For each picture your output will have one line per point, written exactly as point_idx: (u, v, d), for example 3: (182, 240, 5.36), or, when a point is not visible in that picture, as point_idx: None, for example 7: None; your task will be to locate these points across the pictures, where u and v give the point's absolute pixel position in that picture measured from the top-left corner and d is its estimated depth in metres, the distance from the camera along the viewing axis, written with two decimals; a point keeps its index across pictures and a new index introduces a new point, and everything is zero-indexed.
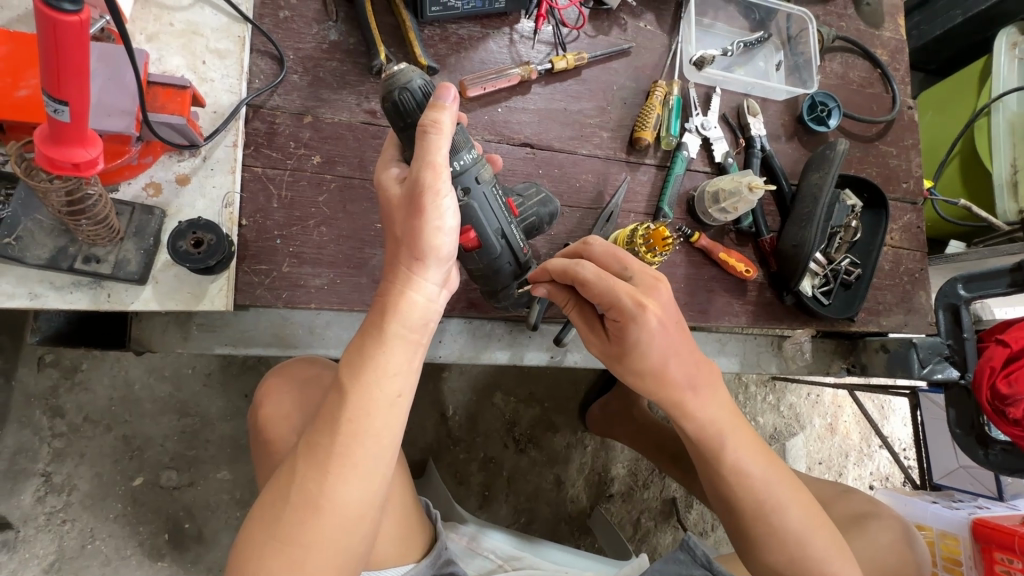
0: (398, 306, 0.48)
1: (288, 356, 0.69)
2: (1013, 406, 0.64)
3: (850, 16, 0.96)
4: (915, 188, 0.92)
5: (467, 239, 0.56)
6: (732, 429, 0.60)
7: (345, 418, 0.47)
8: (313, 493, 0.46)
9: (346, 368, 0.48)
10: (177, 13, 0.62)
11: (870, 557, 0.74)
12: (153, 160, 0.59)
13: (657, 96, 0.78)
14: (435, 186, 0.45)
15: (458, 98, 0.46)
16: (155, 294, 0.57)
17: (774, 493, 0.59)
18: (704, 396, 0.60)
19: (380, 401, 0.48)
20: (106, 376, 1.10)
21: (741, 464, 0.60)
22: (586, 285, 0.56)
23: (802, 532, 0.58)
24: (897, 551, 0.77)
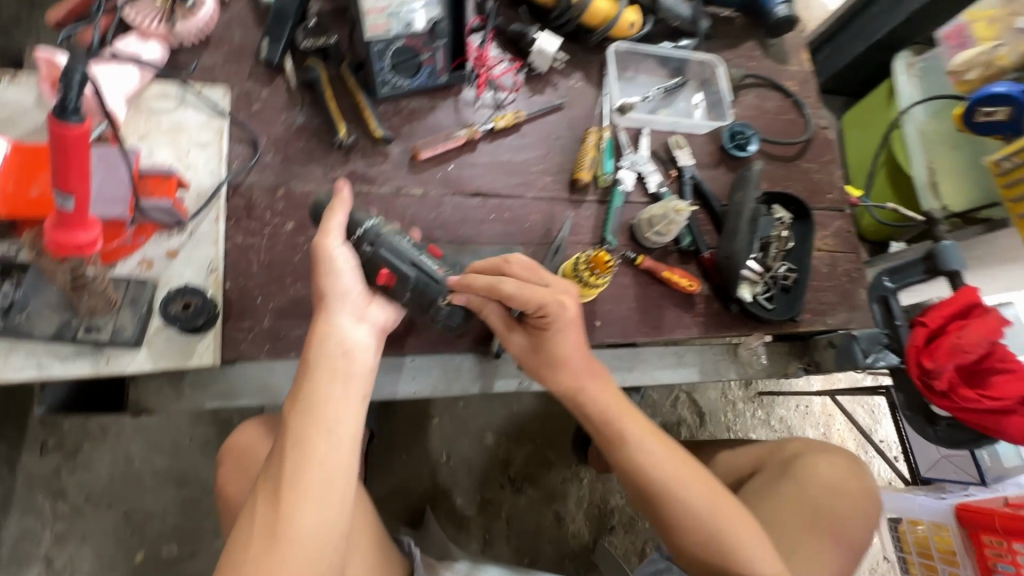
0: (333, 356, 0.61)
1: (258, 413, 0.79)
2: (937, 378, 0.70)
3: (759, 56, 1.07)
4: (840, 197, 1.02)
5: (381, 278, 0.64)
6: (628, 415, 0.71)
7: (289, 452, 0.57)
8: (268, 523, 0.55)
9: (289, 411, 0.59)
10: (165, 115, 0.73)
11: (796, 494, 0.82)
12: (146, 240, 0.67)
13: (590, 141, 0.89)
14: (327, 242, 0.63)
15: (351, 185, 0.66)
16: (150, 355, 0.64)
17: (677, 472, 0.68)
18: (594, 389, 0.71)
19: (317, 431, 0.58)
20: (107, 455, 1.15)
21: (642, 446, 0.69)
22: (516, 298, 0.66)
23: (705, 510, 0.67)
24: (831, 481, 0.83)
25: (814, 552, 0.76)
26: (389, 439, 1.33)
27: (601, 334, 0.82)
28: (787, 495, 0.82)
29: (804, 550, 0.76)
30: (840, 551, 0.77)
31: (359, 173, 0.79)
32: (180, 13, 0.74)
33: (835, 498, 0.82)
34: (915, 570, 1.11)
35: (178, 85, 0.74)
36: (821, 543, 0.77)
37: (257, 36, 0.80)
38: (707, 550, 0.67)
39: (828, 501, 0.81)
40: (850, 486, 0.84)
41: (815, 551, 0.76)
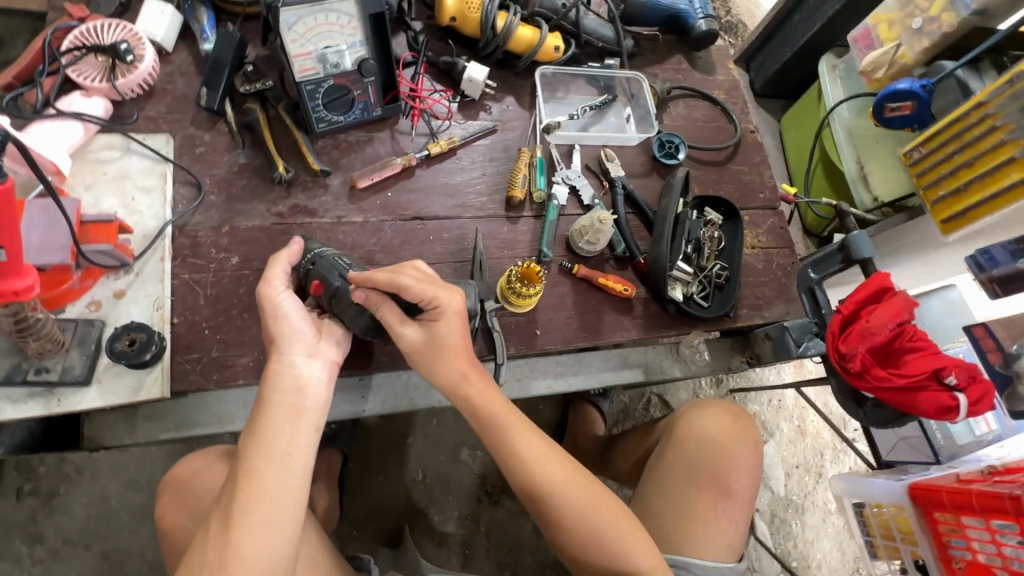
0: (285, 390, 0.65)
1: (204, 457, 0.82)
2: (851, 361, 0.73)
3: (686, 69, 1.13)
4: (771, 196, 1.07)
5: (313, 288, 0.72)
6: (511, 418, 0.75)
7: (243, 480, 0.61)
8: (220, 550, 0.58)
9: (246, 445, 0.63)
10: (110, 165, 0.78)
11: (692, 455, 0.91)
12: (93, 282, 0.71)
13: (523, 159, 0.94)
14: (272, 291, 0.66)
15: (300, 242, 0.72)
16: (100, 392, 0.68)
17: (556, 471, 0.74)
18: (478, 391, 0.74)
19: (273, 459, 0.62)
20: (83, 496, 1.17)
21: (523, 449, 0.74)
22: (408, 289, 0.69)
23: (580, 504, 0.73)
24: (720, 433, 0.93)
25: (699, 509, 0.86)
26: (364, 461, 1.35)
27: (543, 342, 0.86)
28: (674, 460, 0.92)
29: (692, 509, 0.86)
30: (728, 501, 0.87)
31: (300, 206, 0.84)
32: (121, 69, 0.79)
33: (719, 454, 0.90)
34: (882, 553, 1.14)
35: (122, 136, 0.79)
36: (705, 500, 0.87)
37: (198, 85, 0.85)
38: (584, 541, 0.74)
39: (711, 458, 0.90)
40: (735, 432, 0.94)
41: (701, 509, 0.86)
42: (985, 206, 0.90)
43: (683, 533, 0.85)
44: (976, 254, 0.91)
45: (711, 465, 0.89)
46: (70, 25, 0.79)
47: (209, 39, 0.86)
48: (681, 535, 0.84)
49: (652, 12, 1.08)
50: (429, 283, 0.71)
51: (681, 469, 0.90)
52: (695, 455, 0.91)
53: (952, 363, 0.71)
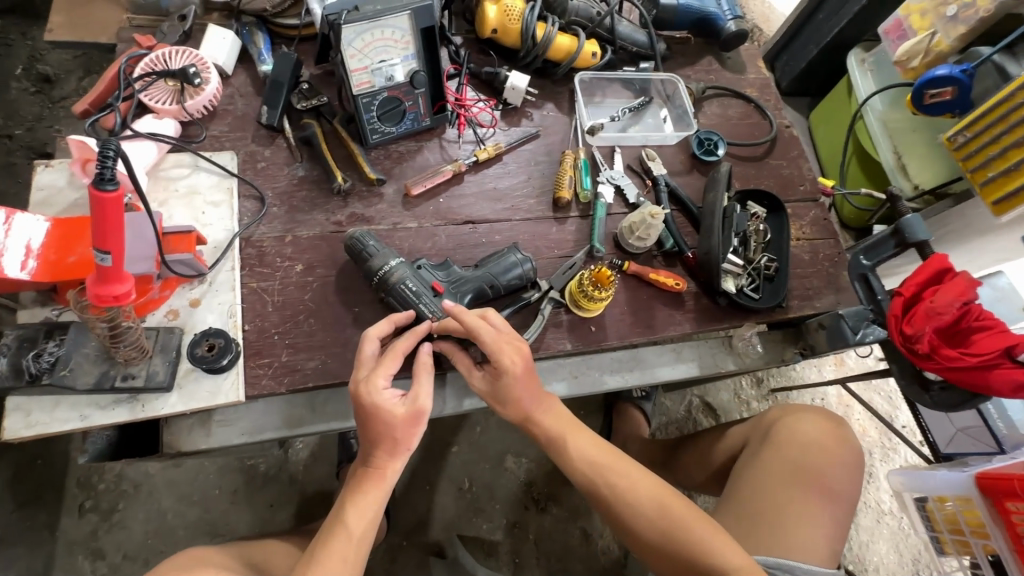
0: (368, 475, 0.71)
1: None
2: (919, 343, 0.73)
3: (717, 69, 1.15)
4: (812, 188, 1.07)
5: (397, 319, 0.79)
6: (571, 430, 0.80)
7: (357, 525, 0.69)
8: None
9: (356, 485, 0.71)
10: (181, 182, 0.82)
11: (789, 457, 0.87)
12: (171, 292, 0.75)
13: (568, 162, 0.96)
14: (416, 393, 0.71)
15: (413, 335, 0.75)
16: (180, 397, 0.70)
17: (622, 476, 0.77)
18: (541, 410, 0.79)
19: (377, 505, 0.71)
20: (141, 512, 1.20)
21: (585, 457, 0.79)
22: (484, 345, 0.72)
23: (656, 509, 0.74)
24: (821, 441, 0.89)
25: (807, 512, 0.80)
26: (409, 472, 1.36)
27: (598, 338, 0.86)
28: (773, 461, 0.87)
29: (796, 508, 0.81)
30: (834, 502, 0.83)
31: (358, 214, 0.87)
32: (190, 91, 0.84)
33: (823, 457, 0.87)
34: (950, 548, 1.10)
35: (191, 154, 0.83)
36: (809, 499, 0.82)
37: (257, 105, 0.89)
38: (667, 547, 0.73)
39: (813, 458, 0.86)
40: (837, 440, 0.90)
41: (805, 507, 0.81)
42: None
43: (781, 535, 0.78)
44: None
45: (812, 465, 0.85)
46: (141, 53, 0.84)
47: (267, 61, 0.91)
48: (784, 536, 0.78)
49: (683, 15, 1.11)
50: (503, 349, 0.73)
51: (785, 470, 0.85)
52: (798, 455, 0.87)
53: (1021, 340, 0.70)
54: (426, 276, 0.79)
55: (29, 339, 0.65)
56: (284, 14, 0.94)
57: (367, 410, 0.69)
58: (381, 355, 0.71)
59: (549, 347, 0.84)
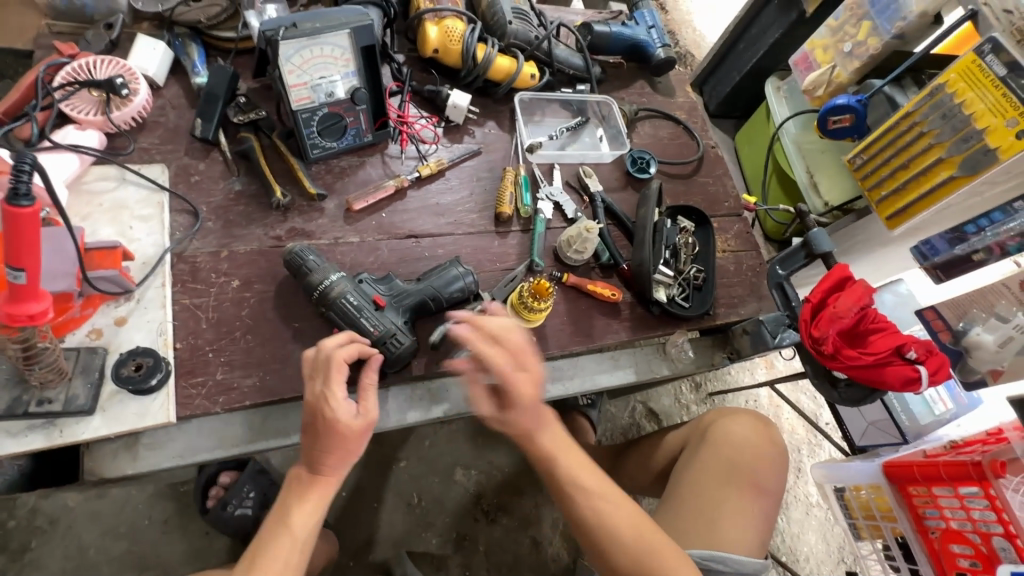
0: (314, 480, 0.69)
1: None
2: (824, 344, 0.80)
3: (649, 92, 1.23)
4: (735, 204, 1.16)
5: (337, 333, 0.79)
6: (560, 446, 0.74)
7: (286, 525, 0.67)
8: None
9: (292, 492, 0.70)
10: (106, 195, 0.79)
11: (722, 453, 0.91)
12: (94, 310, 0.72)
13: (508, 178, 0.99)
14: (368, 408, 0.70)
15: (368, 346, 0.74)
16: (103, 420, 0.67)
17: (609, 500, 0.72)
18: (542, 427, 0.73)
19: (310, 517, 0.69)
20: (60, 548, 1.12)
21: (574, 477, 0.73)
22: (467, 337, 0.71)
23: (635, 543, 0.70)
24: (756, 442, 0.93)
25: (739, 508, 0.84)
26: (356, 490, 1.34)
27: (539, 348, 0.89)
28: (711, 461, 0.90)
29: (730, 506, 0.84)
30: (763, 498, 0.87)
31: (298, 229, 0.86)
32: (116, 102, 0.81)
33: (756, 457, 0.91)
34: (865, 533, 1.19)
35: (117, 167, 0.80)
36: (742, 497, 0.86)
37: (190, 117, 0.87)
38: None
39: (747, 457, 0.90)
40: (766, 441, 0.94)
41: (739, 504, 0.85)
42: (925, 201, 1.02)
43: (708, 531, 0.82)
44: (920, 244, 1.06)
45: (745, 465, 0.89)
46: (62, 61, 0.81)
47: (200, 73, 0.89)
48: (713, 532, 0.81)
49: (616, 42, 1.18)
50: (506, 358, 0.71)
51: (721, 468, 0.89)
52: (732, 454, 0.91)
53: (909, 339, 0.79)
54: (367, 290, 0.79)
55: None
56: (221, 27, 0.93)
57: (323, 422, 0.68)
58: (330, 365, 0.69)
59: None
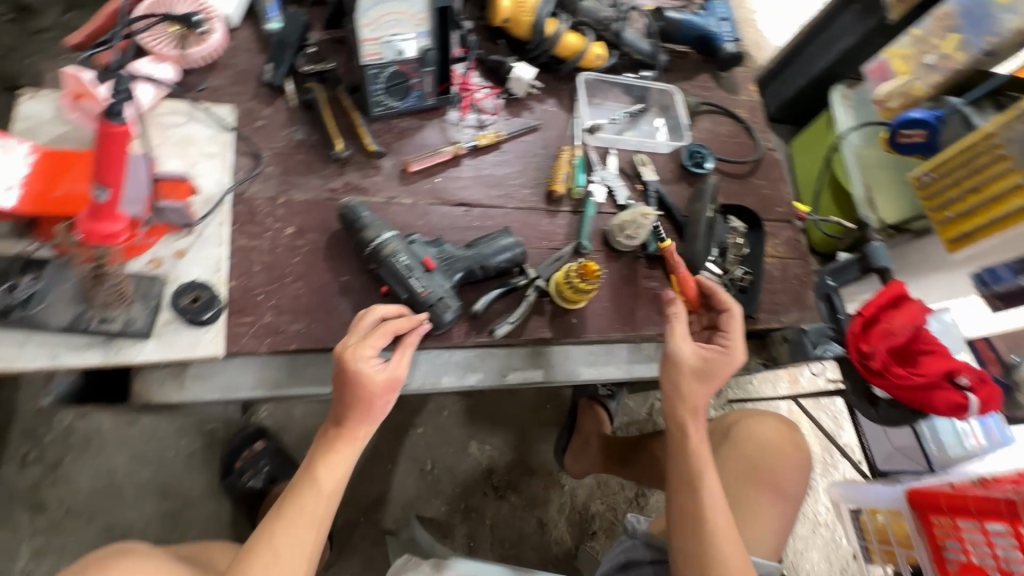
0: (336, 438, 0.68)
1: (117, 557, 0.69)
2: (872, 359, 0.79)
3: (712, 87, 1.20)
4: (788, 211, 1.13)
5: (385, 291, 0.79)
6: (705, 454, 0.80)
7: (314, 480, 0.66)
8: (272, 544, 0.63)
9: (317, 452, 0.68)
10: (175, 129, 0.81)
11: (743, 457, 0.88)
12: (157, 240, 0.73)
13: (564, 157, 0.98)
14: (398, 373, 0.69)
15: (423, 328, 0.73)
16: (158, 346, 0.69)
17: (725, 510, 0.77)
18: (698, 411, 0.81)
19: (337, 475, 0.68)
20: (89, 468, 1.17)
21: (710, 484, 0.78)
22: (733, 317, 0.84)
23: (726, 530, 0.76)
24: (778, 443, 0.90)
25: (754, 508, 0.84)
26: (373, 450, 1.36)
27: (578, 330, 0.89)
28: (730, 462, 0.89)
29: (743, 509, 0.84)
30: (779, 500, 0.86)
31: (353, 184, 0.87)
32: (192, 39, 0.82)
33: (776, 460, 0.88)
34: (878, 556, 1.20)
35: (188, 103, 0.82)
36: (761, 498, 0.85)
37: (260, 62, 0.88)
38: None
39: (767, 459, 0.88)
40: (789, 444, 0.91)
41: (753, 506, 0.84)
42: (995, 226, 0.99)
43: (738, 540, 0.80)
44: (981, 271, 1.04)
45: (765, 467, 0.87)
46: None
47: (273, 19, 0.89)
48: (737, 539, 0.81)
49: (686, 31, 1.15)
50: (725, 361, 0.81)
51: (739, 471, 0.87)
52: (753, 457, 0.88)
53: (962, 365, 0.78)
54: (416, 251, 0.79)
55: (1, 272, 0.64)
56: None
57: (349, 378, 0.66)
58: (374, 328, 0.69)
59: (530, 335, 0.86)
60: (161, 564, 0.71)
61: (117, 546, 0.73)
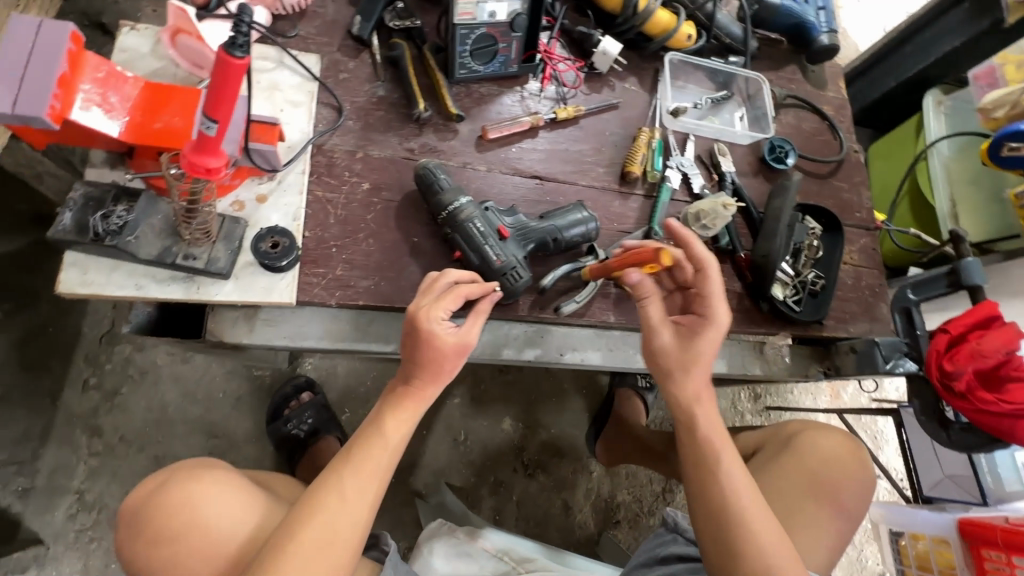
0: (407, 396, 0.69)
1: (208, 475, 0.72)
2: (957, 380, 0.75)
3: (799, 80, 1.14)
4: (867, 217, 1.07)
5: (457, 256, 0.78)
6: (725, 440, 0.74)
7: (382, 433, 0.67)
8: (338, 490, 0.64)
9: (385, 405, 0.69)
10: (264, 75, 0.81)
11: (803, 464, 0.88)
12: (240, 183, 0.75)
13: (642, 139, 0.95)
14: (469, 340, 0.68)
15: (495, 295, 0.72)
16: (236, 287, 0.70)
17: (756, 503, 0.70)
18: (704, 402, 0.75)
19: (404, 430, 0.68)
20: (144, 399, 1.21)
21: (734, 476, 0.71)
22: (710, 282, 0.75)
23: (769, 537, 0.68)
24: (840, 458, 0.89)
25: (811, 518, 0.83)
26: None
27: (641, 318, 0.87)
28: (790, 470, 0.88)
29: (801, 517, 0.82)
30: (839, 516, 0.84)
31: (430, 145, 0.86)
32: None
33: (838, 473, 0.87)
34: None
35: (277, 49, 0.82)
36: (820, 512, 0.84)
37: (348, 14, 0.87)
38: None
39: (829, 471, 0.87)
40: (850, 461, 0.90)
41: (813, 518, 0.82)
42: None
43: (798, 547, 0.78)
44: None
45: (824, 479, 0.86)
46: None
47: None
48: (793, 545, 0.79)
49: (781, 18, 1.09)
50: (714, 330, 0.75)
51: (799, 479, 0.86)
52: (816, 468, 0.87)
53: None
54: (491, 218, 0.78)
55: (97, 199, 0.66)
56: None
57: (420, 337, 0.66)
58: (447, 290, 0.68)
59: (593, 317, 0.85)
60: (242, 481, 0.74)
61: (203, 462, 0.76)
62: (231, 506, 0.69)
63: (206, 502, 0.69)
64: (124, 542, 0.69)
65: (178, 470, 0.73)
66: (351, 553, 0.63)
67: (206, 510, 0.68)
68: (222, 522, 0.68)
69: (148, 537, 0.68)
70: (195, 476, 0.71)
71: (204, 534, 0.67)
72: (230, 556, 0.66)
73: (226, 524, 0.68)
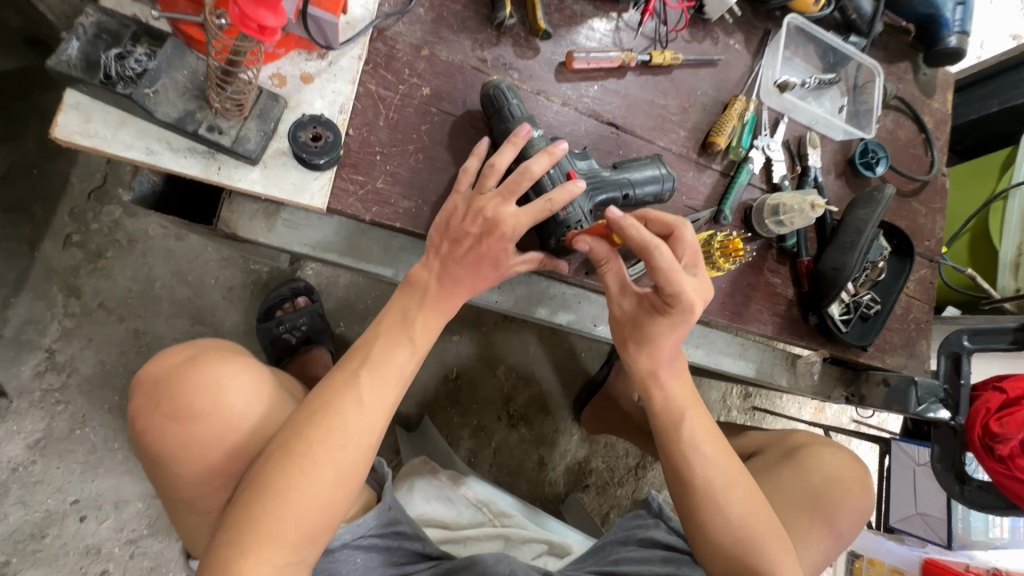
0: (441, 300, 0.64)
1: (234, 362, 0.65)
2: (1001, 443, 0.81)
3: (909, 80, 1.02)
4: (935, 248, 0.99)
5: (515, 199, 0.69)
6: (690, 409, 0.69)
7: (411, 329, 0.63)
8: (351, 381, 0.59)
9: (416, 301, 0.63)
10: None
11: (800, 479, 0.84)
12: (285, 53, 0.64)
13: (736, 108, 0.84)
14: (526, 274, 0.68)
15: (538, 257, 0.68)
16: (262, 177, 0.61)
17: (725, 479, 0.66)
18: (670, 374, 0.69)
19: (423, 330, 0.63)
20: (129, 268, 1.12)
21: (698, 449, 0.67)
22: (658, 270, 0.60)
23: (745, 518, 0.65)
24: (843, 480, 0.86)
25: (805, 535, 0.79)
26: None
27: None
28: (791, 481, 0.84)
29: (792, 532, 0.78)
30: (829, 535, 0.81)
31: (504, 60, 0.73)
32: None
33: (838, 492, 0.84)
34: None
35: None
36: (812, 526, 0.80)
37: None
38: (734, 557, 0.66)
39: (831, 492, 0.84)
40: (853, 484, 0.87)
41: (802, 533, 0.78)
42: None
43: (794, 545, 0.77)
44: None
45: (821, 495, 0.83)
46: None
47: None
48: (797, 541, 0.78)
49: (916, 4, 0.95)
50: (681, 315, 0.64)
51: (798, 493, 0.82)
52: (817, 485, 0.84)
53: None
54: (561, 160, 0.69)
55: (112, 34, 0.55)
56: None
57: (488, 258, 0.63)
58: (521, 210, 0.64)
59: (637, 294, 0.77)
60: (266, 373, 0.68)
61: (229, 346, 0.70)
62: (254, 397, 0.64)
63: (234, 388, 0.63)
64: (140, 409, 0.64)
65: (207, 348, 0.67)
66: (370, 445, 0.58)
67: (231, 397, 0.63)
68: (247, 410, 0.63)
69: (165, 409, 0.62)
70: (222, 358, 0.65)
71: (226, 418, 0.62)
72: (244, 447, 0.62)
73: (250, 413, 0.63)
